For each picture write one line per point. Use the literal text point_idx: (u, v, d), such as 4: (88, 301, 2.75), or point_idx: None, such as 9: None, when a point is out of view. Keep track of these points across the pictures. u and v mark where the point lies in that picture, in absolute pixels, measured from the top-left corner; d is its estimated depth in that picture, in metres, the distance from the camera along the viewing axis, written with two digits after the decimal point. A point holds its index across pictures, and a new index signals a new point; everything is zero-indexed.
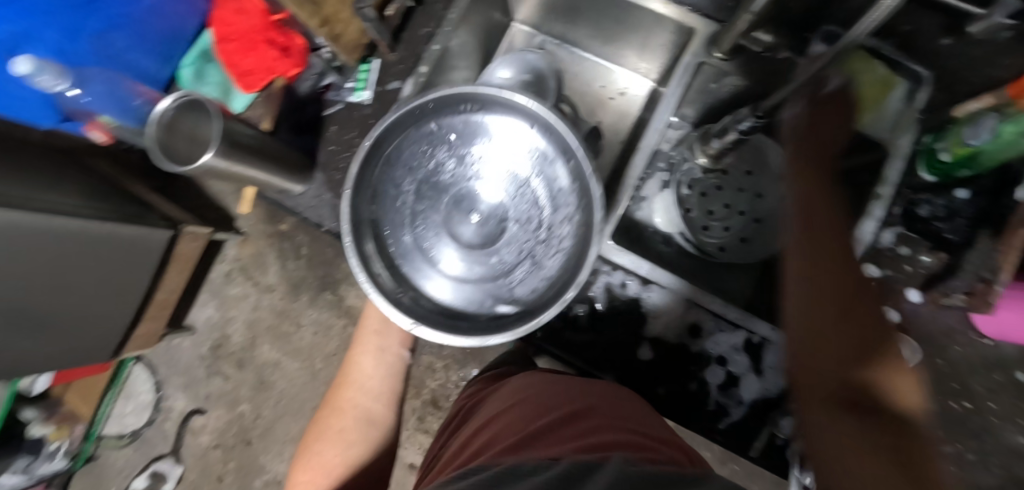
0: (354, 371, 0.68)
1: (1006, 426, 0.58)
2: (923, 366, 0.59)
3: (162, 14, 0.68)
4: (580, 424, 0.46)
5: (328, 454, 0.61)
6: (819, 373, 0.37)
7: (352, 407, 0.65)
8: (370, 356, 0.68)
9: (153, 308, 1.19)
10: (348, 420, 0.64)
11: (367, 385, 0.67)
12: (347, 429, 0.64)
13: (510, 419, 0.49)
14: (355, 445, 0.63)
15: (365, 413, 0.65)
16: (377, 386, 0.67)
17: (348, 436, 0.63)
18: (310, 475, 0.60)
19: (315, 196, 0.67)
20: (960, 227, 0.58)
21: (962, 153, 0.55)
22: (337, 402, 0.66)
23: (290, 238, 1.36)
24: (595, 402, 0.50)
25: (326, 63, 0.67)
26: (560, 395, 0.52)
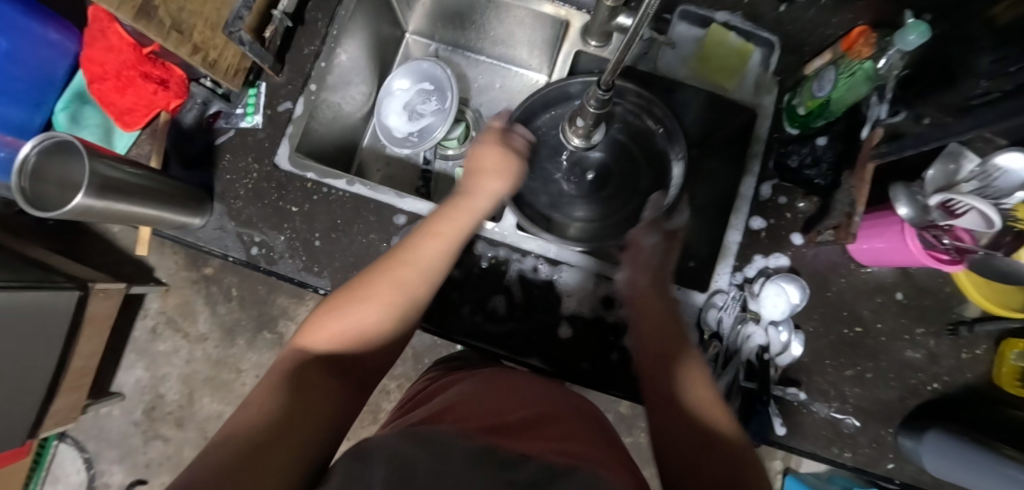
0: (425, 239, 0.49)
1: (892, 342, 0.65)
2: (815, 301, 0.65)
3: (21, 60, 0.63)
4: (544, 427, 0.40)
5: (371, 321, 0.44)
6: (666, 413, 0.43)
7: (421, 273, 0.47)
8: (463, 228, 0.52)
9: (70, 379, 1.10)
10: (409, 280, 0.46)
11: (433, 262, 0.48)
12: (396, 297, 0.45)
13: (470, 405, 0.42)
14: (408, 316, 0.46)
15: (422, 292, 0.47)
16: (440, 263, 0.49)
17: (406, 312, 0.46)
18: (334, 330, 0.43)
19: (217, 227, 0.65)
20: (825, 172, 0.64)
21: (814, 104, 0.62)
22: (393, 270, 0.47)
23: (218, 281, 1.29)
24: (559, 411, 0.45)
25: (208, 90, 0.64)
26: (525, 397, 0.46)
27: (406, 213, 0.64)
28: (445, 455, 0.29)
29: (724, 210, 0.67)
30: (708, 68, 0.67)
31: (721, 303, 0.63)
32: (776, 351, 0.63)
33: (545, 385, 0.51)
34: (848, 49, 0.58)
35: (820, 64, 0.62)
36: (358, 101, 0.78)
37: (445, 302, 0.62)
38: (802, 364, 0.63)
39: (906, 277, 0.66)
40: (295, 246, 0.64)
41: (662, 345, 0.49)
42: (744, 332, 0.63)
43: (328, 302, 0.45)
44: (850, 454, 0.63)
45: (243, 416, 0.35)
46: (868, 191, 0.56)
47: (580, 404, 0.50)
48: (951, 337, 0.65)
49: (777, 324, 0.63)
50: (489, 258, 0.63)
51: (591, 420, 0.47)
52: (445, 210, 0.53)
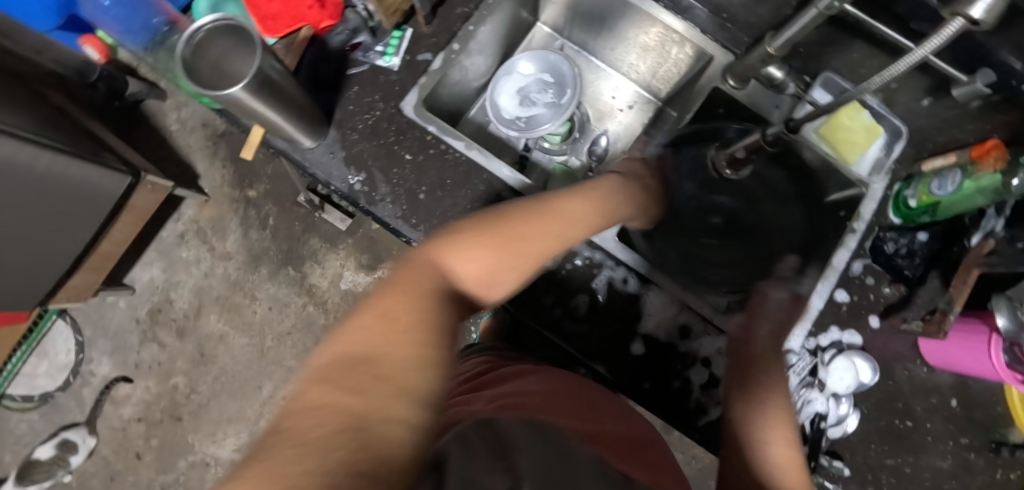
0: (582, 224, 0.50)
1: (936, 444, 0.66)
2: (876, 385, 0.66)
3: None
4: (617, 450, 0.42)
5: (508, 285, 0.42)
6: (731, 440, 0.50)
7: (560, 238, 0.46)
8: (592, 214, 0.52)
9: (94, 260, 1.09)
10: (558, 230, 0.47)
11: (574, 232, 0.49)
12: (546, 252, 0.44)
13: (530, 407, 0.44)
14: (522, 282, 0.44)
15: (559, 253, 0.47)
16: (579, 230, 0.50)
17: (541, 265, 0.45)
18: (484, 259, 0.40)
19: (327, 152, 0.65)
20: (916, 265, 0.66)
21: (927, 200, 0.64)
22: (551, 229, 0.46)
23: (258, 207, 1.28)
24: (619, 433, 0.47)
25: (361, 20, 0.65)
26: (582, 410, 0.48)
27: (516, 191, 0.64)
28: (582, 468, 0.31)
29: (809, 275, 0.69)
30: (833, 140, 0.68)
31: (793, 362, 0.65)
32: (829, 421, 0.64)
33: (598, 400, 0.53)
34: (978, 156, 0.60)
35: (941, 165, 0.64)
36: (479, 72, 0.79)
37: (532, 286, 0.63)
38: (849, 442, 0.65)
39: (963, 387, 0.67)
40: (399, 194, 0.64)
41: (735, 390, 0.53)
42: (806, 397, 0.65)
43: (457, 228, 0.42)
44: None
45: (374, 328, 0.32)
46: (966, 296, 0.59)
47: (631, 422, 0.52)
48: (990, 455, 0.67)
49: (839, 397, 0.64)
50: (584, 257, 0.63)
51: (651, 444, 0.50)
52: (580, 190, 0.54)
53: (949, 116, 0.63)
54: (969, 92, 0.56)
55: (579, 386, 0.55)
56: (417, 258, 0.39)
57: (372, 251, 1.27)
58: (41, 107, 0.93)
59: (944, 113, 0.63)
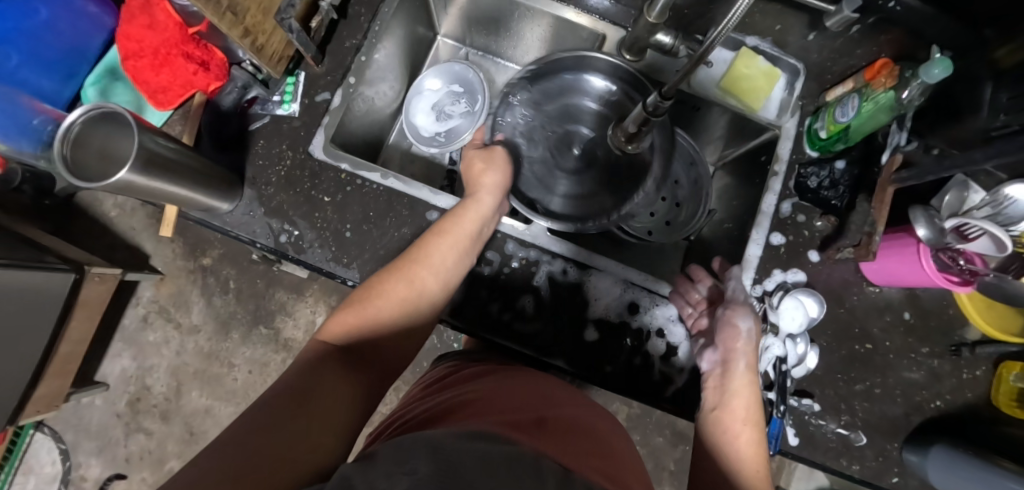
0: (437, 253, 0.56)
1: (900, 359, 0.68)
2: (830, 317, 0.67)
3: (58, 28, 0.62)
4: (558, 431, 0.43)
5: (382, 314, 0.51)
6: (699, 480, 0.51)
7: (429, 269, 0.55)
8: (457, 238, 0.57)
9: (54, 366, 1.06)
10: (422, 274, 0.54)
11: (440, 260, 0.56)
12: (408, 293, 0.53)
13: (480, 405, 0.45)
14: (407, 316, 0.53)
15: (429, 295, 0.55)
16: (444, 260, 0.56)
17: (413, 309, 0.53)
18: (356, 323, 0.50)
19: (246, 212, 0.65)
20: (842, 194, 0.67)
21: (836, 128, 0.64)
22: (406, 272, 0.54)
23: (215, 272, 1.26)
24: (575, 417, 0.47)
25: (249, 75, 0.64)
26: (537, 398, 0.49)
27: (440, 209, 0.65)
28: (496, 454, 0.32)
29: (744, 225, 0.70)
30: (736, 91, 0.69)
31: None
32: (792, 362, 0.65)
33: (547, 384, 0.53)
34: (872, 78, 0.63)
35: (843, 92, 0.66)
36: (388, 97, 0.78)
37: (476, 298, 0.63)
38: (815, 377, 0.66)
39: (913, 299, 0.69)
40: (325, 236, 0.64)
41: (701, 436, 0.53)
42: (763, 344, 0.65)
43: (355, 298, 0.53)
44: (857, 467, 0.65)
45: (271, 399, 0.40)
46: (887, 215, 0.60)
47: (587, 406, 0.52)
48: (953, 358, 0.69)
49: (794, 336, 0.64)
50: (520, 258, 0.64)
51: (609, 427, 0.50)
52: (455, 219, 0.59)
53: None
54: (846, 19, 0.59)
55: (544, 380, 0.55)
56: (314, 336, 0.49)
57: (340, 291, 1.26)
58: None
59: None
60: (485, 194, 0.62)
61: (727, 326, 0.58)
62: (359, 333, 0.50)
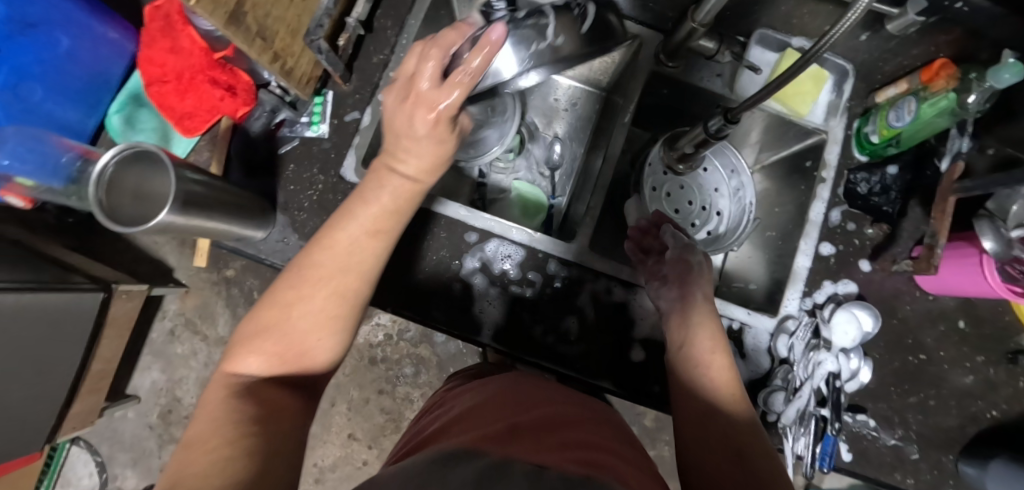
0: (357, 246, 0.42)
1: (954, 369, 0.66)
2: (882, 328, 0.65)
3: (81, 59, 0.60)
4: (546, 435, 0.37)
5: (301, 328, 0.40)
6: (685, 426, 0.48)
7: (352, 268, 0.42)
8: (374, 224, 0.43)
9: (89, 383, 1.07)
10: (346, 274, 0.41)
11: (364, 257, 0.42)
12: (331, 297, 0.41)
13: (456, 428, 0.40)
14: (335, 321, 0.41)
15: (357, 301, 0.42)
16: (366, 258, 0.42)
17: (342, 313, 0.41)
18: (271, 347, 0.39)
19: (279, 240, 0.64)
20: (894, 200, 0.65)
21: (889, 134, 0.62)
22: (315, 272, 0.41)
23: (239, 284, 1.23)
24: (554, 415, 0.41)
25: (277, 99, 0.63)
26: (510, 403, 0.43)
27: (478, 230, 0.62)
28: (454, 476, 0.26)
29: (790, 235, 0.67)
30: (784, 94, 0.66)
31: (794, 328, 0.63)
32: (844, 377, 0.63)
33: (548, 388, 0.48)
34: (928, 81, 0.59)
35: (896, 93, 0.63)
36: None
37: (519, 321, 0.61)
38: (867, 391, 0.64)
39: (966, 306, 0.67)
40: None
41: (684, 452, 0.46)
42: (816, 359, 0.62)
43: (261, 312, 0.41)
44: (912, 481, 0.64)
45: (180, 469, 0.30)
46: (948, 225, 0.56)
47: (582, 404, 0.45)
48: (1008, 366, 0.66)
49: (847, 351, 0.63)
50: (562, 278, 0.62)
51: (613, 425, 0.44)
52: (373, 195, 0.44)
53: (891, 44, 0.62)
54: (904, 24, 0.58)
55: (521, 385, 0.48)
56: (216, 375, 0.39)
57: None
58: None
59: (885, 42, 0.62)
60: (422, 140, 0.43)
61: (682, 264, 0.59)
62: (277, 354, 0.39)
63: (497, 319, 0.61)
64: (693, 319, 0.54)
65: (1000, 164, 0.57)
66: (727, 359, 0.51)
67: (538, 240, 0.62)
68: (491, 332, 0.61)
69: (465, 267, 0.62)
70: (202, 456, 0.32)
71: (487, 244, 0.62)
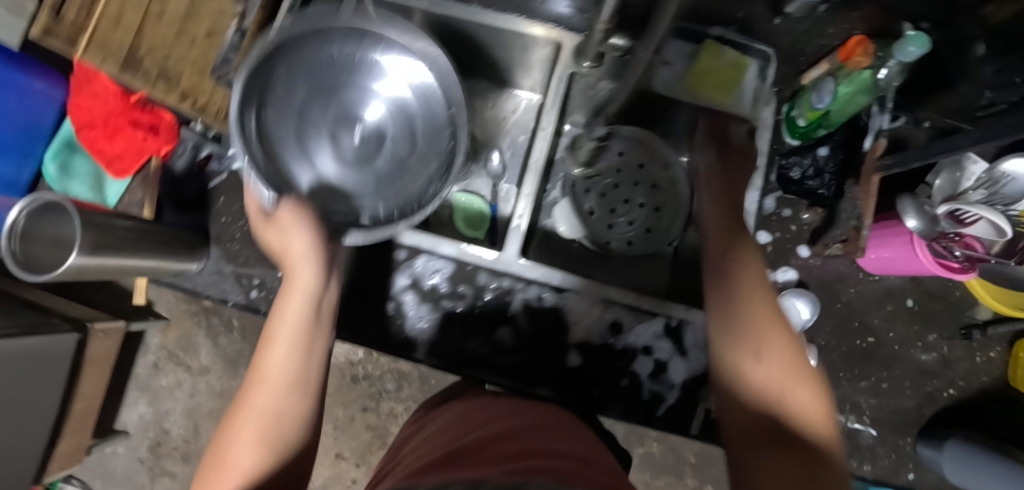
0: (280, 359, 0.42)
1: (906, 349, 0.64)
2: (826, 313, 0.64)
3: (7, 114, 0.61)
4: (500, 452, 0.31)
5: (246, 460, 0.37)
6: (721, 387, 0.36)
7: (281, 381, 0.41)
8: (289, 337, 0.44)
9: (73, 422, 1.09)
10: (279, 388, 0.41)
11: (289, 367, 0.42)
12: (267, 418, 0.40)
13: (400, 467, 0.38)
14: (282, 436, 0.40)
15: (296, 412, 0.41)
16: (285, 373, 0.42)
17: (286, 430, 0.40)
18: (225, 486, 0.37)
19: (214, 272, 0.64)
20: (828, 182, 0.63)
21: (814, 116, 0.60)
22: (251, 400, 0.41)
23: (217, 312, 1.27)
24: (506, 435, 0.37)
25: (199, 135, 0.63)
26: (457, 429, 0.40)
27: (406, 247, 0.62)
28: None
29: None
30: (705, 84, 0.61)
31: None
32: None
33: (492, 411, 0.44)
34: (846, 59, 0.57)
35: (819, 75, 0.61)
36: None
37: (453, 338, 0.61)
38: None
39: (914, 283, 0.65)
40: None
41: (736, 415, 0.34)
42: None
43: (210, 465, 0.39)
44: (868, 467, 0.62)
45: None
46: (874, 206, 0.55)
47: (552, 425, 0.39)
48: (964, 342, 0.65)
49: None
50: (494, 289, 0.62)
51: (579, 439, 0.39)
52: (278, 308, 0.47)
53: None
54: None
55: (475, 414, 0.44)
56: None
57: None
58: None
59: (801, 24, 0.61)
60: (304, 269, 0.49)
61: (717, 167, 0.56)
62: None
63: (431, 335, 0.61)
64: (726, 254, 0.42)
65: (940, 134, 0.57)
66: (765, 290, 0.39)
67: (468, 253, 0.61)
68: (425, 349, 0.61)
69: (395, 285, 0.62)
70: None
71: (417, 260, 0.62)
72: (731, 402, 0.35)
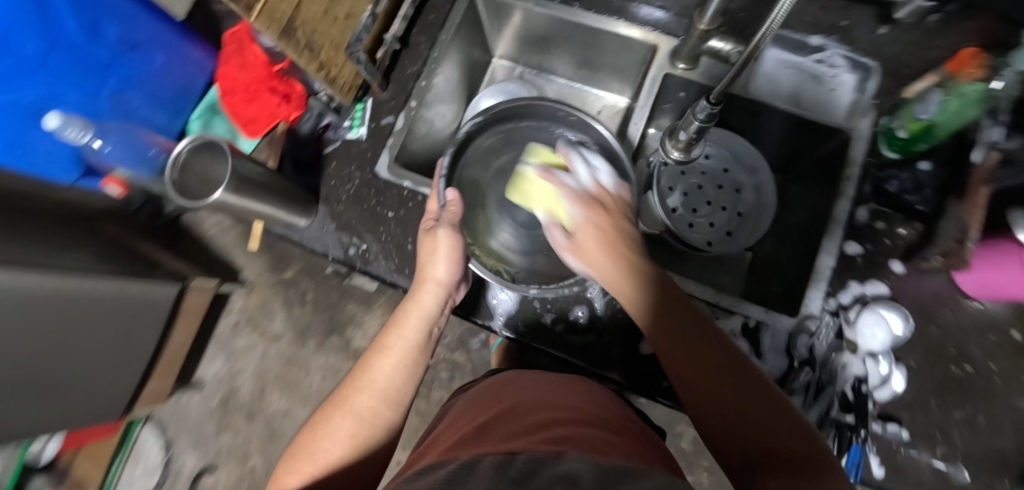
0: (377, 372, 0.55)
1: (1008, 385, 0.59)
2: (919, 333, 0.61)
3: (171, 73, 0.73)
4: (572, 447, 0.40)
5: (338, 436, 0.51)
6: (699, 382, 0.43)
7: (380, 386, 0.54)
8: (402, 350, 0.57)
9: (162, 364, 1.20)
10: (379, 385, 0.54)
11: (383, 381, 0.55)
12: (356, 422, 0.51)
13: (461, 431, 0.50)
14: (370, 434, 0.52)
15: (381, 421, 0.53)
16: (387, 378, 0.55)
17: (365, 443, 0.51)
18: (338, 441, 0.50)
19: (320, 228, 0.71)
20: (928, 198, 0.62)
21: (917, 127, 0.59)
22: (348, 402, 0.53)
23: (295, 285, 1.39)
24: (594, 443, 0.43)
25: (323, 105, 0.72)
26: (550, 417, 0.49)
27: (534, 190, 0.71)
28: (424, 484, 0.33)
29: (814, 235, 0.66)
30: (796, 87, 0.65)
31: (814, 329, 0.61)
32: (874, 383, 0.59)
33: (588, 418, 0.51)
34: (956, 70, 0.55)
35: (924, 86, 0.59)
36: (449, 118, 0.82)
37: (530, 311, 0.64)
38: (903, 401, 0.59)
39: (1020, 315, 0.60)
40: (389, 249, 0.68)
41: (705, 365, 0.44)
42: (840, 362, 0.60)
43: (338, 398, 0.54)
44: None
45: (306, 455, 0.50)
46: (981, 218, 0.54)
47: (579, 384, 0.57)
48: None
49: (876, 355, 0.59)
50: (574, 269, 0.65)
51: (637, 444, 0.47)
52: (395, 318, 0.60)
53: (915, 37, 0.59)
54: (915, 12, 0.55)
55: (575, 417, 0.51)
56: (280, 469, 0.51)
57: None
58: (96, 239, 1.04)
59: (908, 37, 0.59)
60: (426, 295, 0.60)
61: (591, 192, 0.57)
62: (331, 456, 0.49)
63: (509, 306, 0.65)
64: (634, 270, 0.48)
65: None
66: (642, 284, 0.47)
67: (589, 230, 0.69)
68: (503, 319, 0.65)
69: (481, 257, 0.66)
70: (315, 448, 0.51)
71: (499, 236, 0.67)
72: (709, 386, 0.43)
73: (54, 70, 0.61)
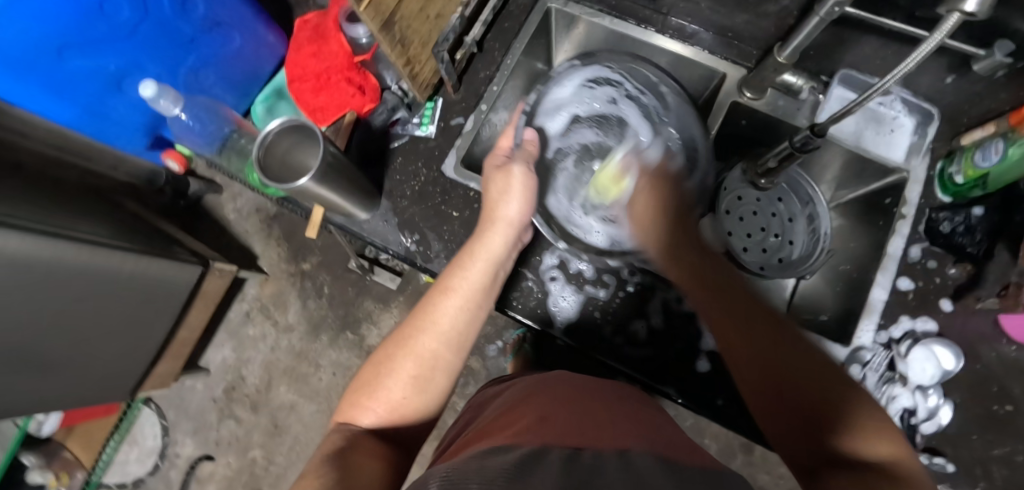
0: (439, 315, 0.54)
1: None
2: (963, 371, 0.63)
3: (246, 55, 0.76)
4: (641, 440, 0.36)
5: (396, 386, 0.51)
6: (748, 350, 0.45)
7: (440, 333, 0.53)
8: (466, 292, 0.55)
9: (173, 348, 1.16)
10: (441, 330, 0.53)
11: (447, 324, 0.53)
12: (417, 368, 0.52)
13: (514, 411, 0.46)
14: (430, 383, 0.52)
15: (444, 362, 0.53)
16: (451, 321, 0.54)
17: (426, 382, 0.52)
18: (398, 384, 0.51)
19: (382, 220, 0.71)
20: (979, 242, 0.64)
21: (974, 175, 0.62)
22: (410, 342, 0.53)
23: (313, 277, 1.35)
24: (657, 433, 0.40)
25: (398, 99, 0.73)
26: (612, 409, 0.44)
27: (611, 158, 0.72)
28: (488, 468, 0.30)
29: (866, 269, 0.68)
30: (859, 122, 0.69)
31: (867, 359, 0.63)
32: (922, 416, 0.62)
33: (640, 407, 0.47)
34: (1017, 123, 0.59)
35: (983, 136, 0.63)
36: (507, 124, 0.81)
37: (590, 321, 0.66)
38: (946, 436, 0.62)
39: None
40: (451, 248, 0.69)
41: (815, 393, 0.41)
42: (891, 393, 0.63)
43: (398, 338, 0.54)
44: None
45: (362, 391, 0.52)
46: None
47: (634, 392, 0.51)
48: None
49: (926, 389, 0.62)
50: (636, 284, 0.66)
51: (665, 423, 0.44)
52: (466, 253, 0.59)
53: (978, 90, 0.62)
54: (990, 65, 0.56)
55: (622, 399, 0.48)
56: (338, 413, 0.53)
57: None
58: (115, 211, 0.99)
59: (971, 88, 0.62)
60: (496, 235, 0.59)
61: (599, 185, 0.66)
62: (397, 395, 0.51)
63: (569, 315, 0.66)
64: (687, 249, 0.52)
65: None
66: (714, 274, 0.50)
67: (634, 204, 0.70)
68: (562, 326, 0.66)
69: (544, 263, 0.68)
70: (373, 392, 0.52)
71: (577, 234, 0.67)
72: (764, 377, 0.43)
73: (139, 42, 0.63)
